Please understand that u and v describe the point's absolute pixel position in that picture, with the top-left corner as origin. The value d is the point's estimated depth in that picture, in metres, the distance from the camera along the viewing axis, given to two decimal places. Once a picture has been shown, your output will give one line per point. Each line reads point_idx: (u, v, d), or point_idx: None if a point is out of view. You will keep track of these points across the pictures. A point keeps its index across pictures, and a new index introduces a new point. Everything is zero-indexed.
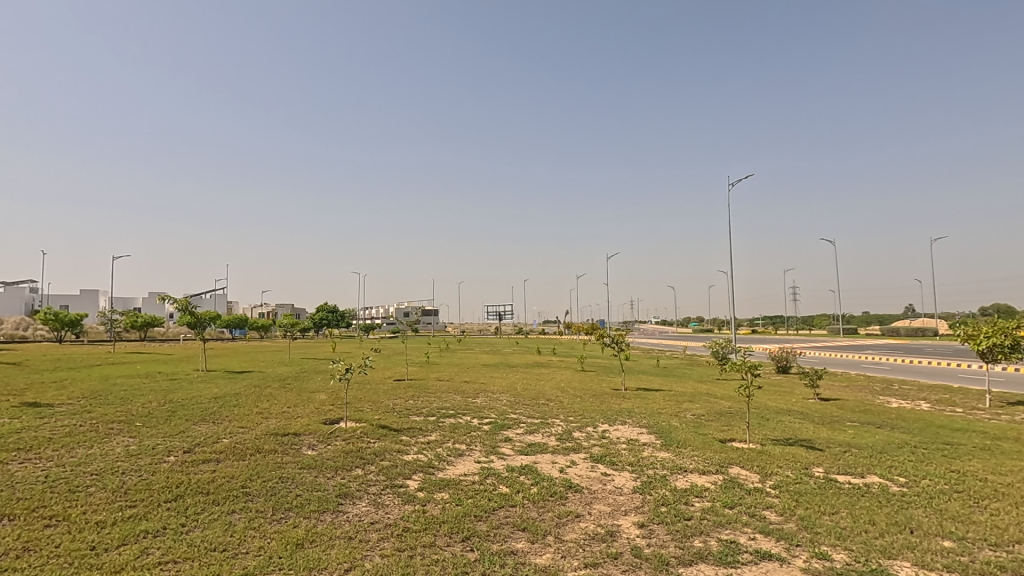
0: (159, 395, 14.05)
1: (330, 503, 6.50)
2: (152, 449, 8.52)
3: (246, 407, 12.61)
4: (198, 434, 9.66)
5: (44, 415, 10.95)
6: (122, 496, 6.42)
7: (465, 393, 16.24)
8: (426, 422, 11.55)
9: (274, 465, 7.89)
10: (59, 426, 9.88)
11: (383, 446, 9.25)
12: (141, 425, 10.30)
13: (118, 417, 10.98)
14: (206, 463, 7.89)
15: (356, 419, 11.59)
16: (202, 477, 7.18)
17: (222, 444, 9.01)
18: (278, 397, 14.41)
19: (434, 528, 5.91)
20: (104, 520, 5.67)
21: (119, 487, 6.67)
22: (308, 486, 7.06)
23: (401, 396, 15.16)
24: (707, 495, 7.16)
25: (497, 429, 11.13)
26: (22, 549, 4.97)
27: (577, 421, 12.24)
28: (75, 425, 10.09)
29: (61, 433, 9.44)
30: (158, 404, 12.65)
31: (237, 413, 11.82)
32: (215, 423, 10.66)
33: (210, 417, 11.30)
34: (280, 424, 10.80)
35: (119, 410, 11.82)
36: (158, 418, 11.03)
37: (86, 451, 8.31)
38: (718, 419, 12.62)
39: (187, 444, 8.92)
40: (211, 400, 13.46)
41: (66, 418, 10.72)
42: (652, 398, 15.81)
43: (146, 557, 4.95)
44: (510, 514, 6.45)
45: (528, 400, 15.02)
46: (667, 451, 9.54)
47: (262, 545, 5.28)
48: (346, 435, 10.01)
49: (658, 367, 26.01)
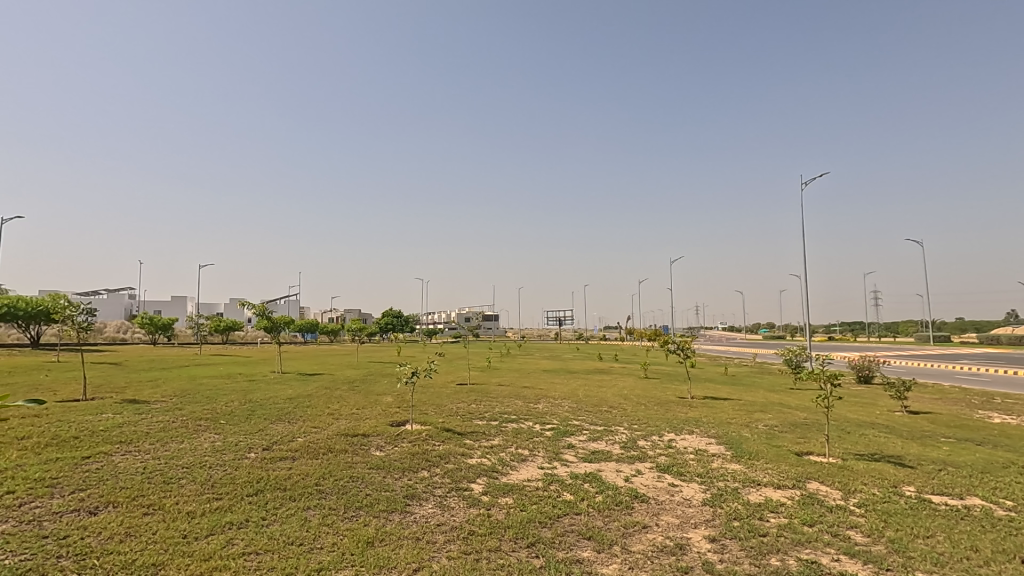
0: (241, 395, 14.99)
1: (398, 504, 6.67)
2: (235, 445, 9.08)
3: (318, 408, 13.23)
4: (275, 433, 10.20)
5: (142, 411, 11.94)
6: (209, 488, 6.87)
7: (527, 397, 16.31)
8: (489, 426, 11.65)
9: (345, 464, 8.21)
10: (154, 422, 10.73)
11: (448, 449, 9.42)
12: (225, 422, 11.01)
13: (205, 415, 11.80)
14: (283, 460, 8.30)
15: (421, 422, 11.87)
16: (280, 474, 7.58)
17: (298, 442, 9.47)
18: (348, 399, 15.01)
19: (499, 532, 5.93)
20: (194, 511, 6.08)
21: (206, 481, 7.15)
22: (377, 486, 7.30)
23: (463, 400, 15.34)
24: (784, 511, 6.77)
25: (559, 435, 11.03)
26: (124, 534, 5.40)
27: (642, 429, 11.94)
28: (168, 421, 10.92)
29: (156, 428, 10.25)
30: (239, 403, 13.48)
31: (311, 413, 12.40)
32: (290, 423, 11.22)
33: (286, 417, 11.88)
34: (350, 424, 11.23)
35: (205, 408, 12.67)
36: (240, 417, 11.75)
37: (178, 445, 8.97)
38: (793, 430, 11.95)
39: (265, 442, 9.44)
40: (287, 401, 14.18)
41: (160, 415, 11.63)
42: (720, 407, 15.21)
43: (231, 547, 5.25)
44: (575, 522, 6.37)
45: (591, 407, 14.84)
46: (738, 463, 9.12)
47: (335, 541, 5.49)
48: (413, 437, 10.27)
49: (727, 376, 24.82)
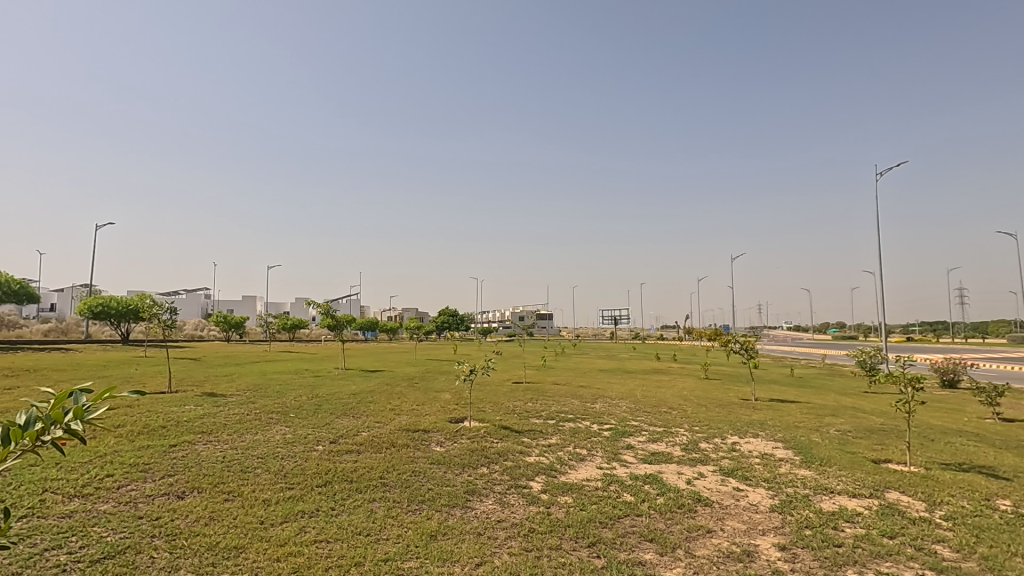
0: (308, 390, 15.69)
1: (459, 499, 6.80)
2: (304, 438, 9.52)
3: (380, 403, 13.66)
4: (341, 427, 10.62)
5: (220, 404, 12.73)
6: (282, 478, 7.24)
7: (583, 397, 16.20)
8: (546, 425, 11.65)
9: (408, 459, 8.45)
10: (231, 414, 11.42)
11: (506, 447, 9.50)
12: (294, 416, 11.57)
13: (277, 409, 12.44)
14: (349, 453, 8.63)
15: (479, 419, 12.04)
16: (346, 466, 7.89)
17: (362, 436, 9.82)
18: (408, 395, 15.41)
19: (559, 531, 5.93)
20: (269, 498, 6.43)
21: (279, 471, 7.54)
22: (438, 481, 7.46)
23: (518, 398, 15.42)
24: (860, 521, 6.40)
25: (617, 436, 10.90)
26: (208, 518, 5.78)
27: (703, 431, 11.61)
28: (243, 413, 11.59)
29: (233, 420, 10.90)
30: (306, 398, 14.12)
31: (373, 409, 12.82)
32: (354, 417, 11.65)
33: (350, 412, 12.35)
34: (410, 420, 11.54)
35: (276, 402, 13.36)
36: (308, 411, 12.31)
37: (253, 436, 9.51)
38: (868, 436, 11.28)
39: (332, 435, 9.84)
40: (350, 396, 14.72)
41: (236, 407, 12.36)
42: (787, 410, 14.56)
43: (304, 534, 5.51)
44: (636, 523, 6.28)
45: (649, 408, 14.56)
46: (808, 468, 8.70)
47: (400, 533, 5.66)
48: (471, 434, 10.43)
49: (793, 377, 23.68)
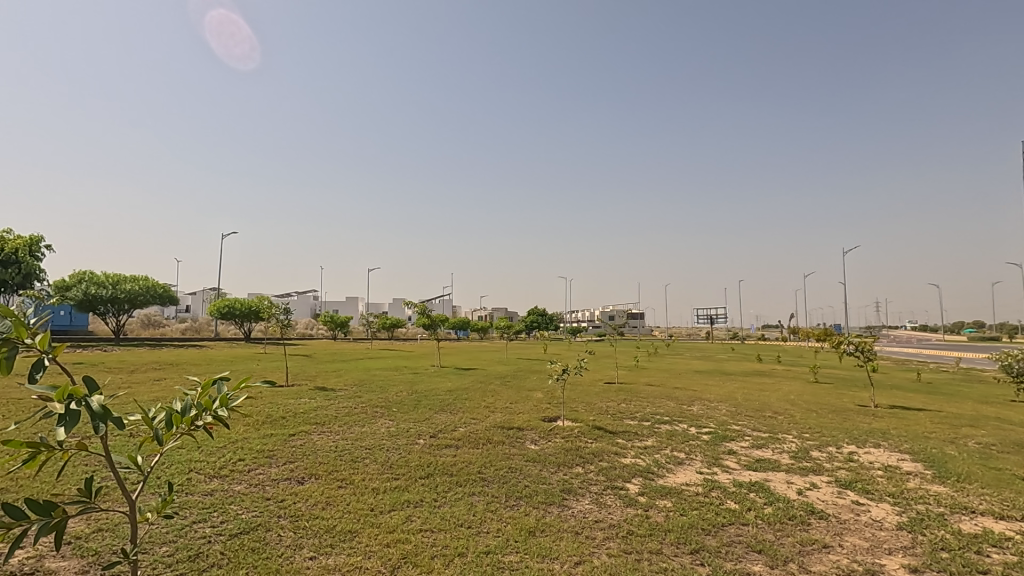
0: (408, 386, 16.50)
1: (556, 497, 6.84)
2: (406, 431, 10.03)
3: (475, 400, 14.06)
4: (440, 422, 11.06)
5: (330, 398, 13.73)
6: (388, 469, 7.69)
7: (679, 399, 15.64)
8: (641, 427, 11.39)
9: (504, 455, 8.63)
10: (341, 407, 12.29)
11: (601, 447, 9.41)
12: (397, 410, 12.22)
13: (381, 403, 13.20)
14: (448, 448, 8.98)
15: (572, 418, 12.02)
16: (446, 460, 8.21)
17: (459, 432, 10.16)
18: (501, 393, 15.72)
19: (660, 535, 5.79)
20: (378, 487, 6.85)
21: (386, 461, 8.00)
22: (535, 478, 7.55)
23: (612, 399, 15.19)
24: (1011, 548, 5.64)
25: (718, 440, 10.41)
26: (325, 502, 6.26)
27: (815, 438, 10.79)
28: (351, 407, 12.43)
29: (343, 412, 11.73)
30: (406, 394, 14.85)
31: (469, 405, 13.23)
32: (451, 413, 12.08)
33: (447, 408, 12.82)
34: (505, 418, 11.77)
35: (380, 397, 14.17)
36: (408, 406, 12.95)
37: (361, 428, 10.17)
38: (1017, 451, 9.89)
39: (432, 430, 10.28)
40: (447, 393, 15.29)
41: (345, 401, 13.28)
42: (914, 419, 13.14)
43: (411, 522, 5.82)
44: (742, 533, 5.98)
45: (752, 412, 13.76)
46: (942, 485, 7.79)
47: (500, 527, 5.79)
48: (565, 433, 10.44)
49: (921, 383, 21.29)
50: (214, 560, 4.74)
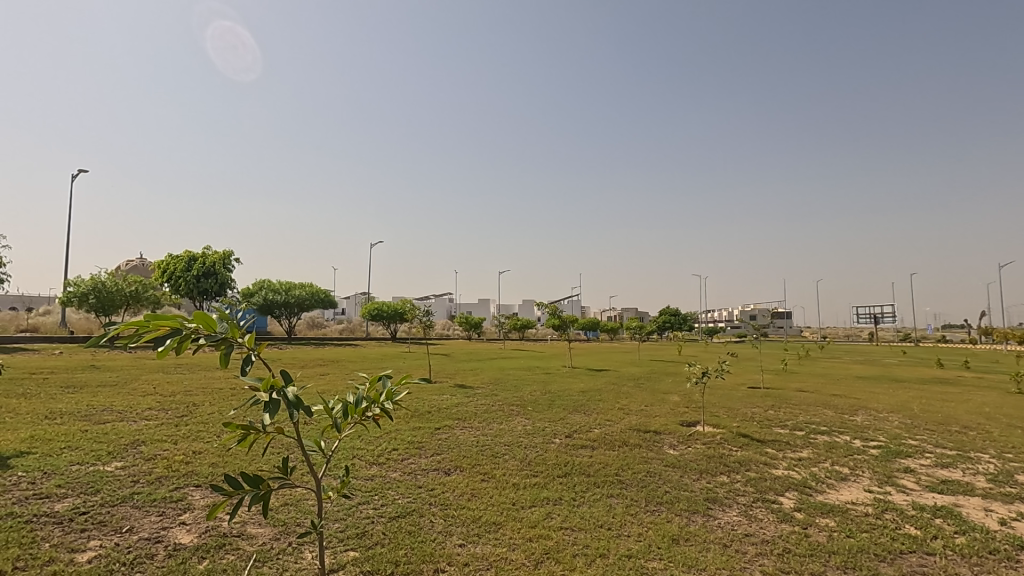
0: (541, 386, 16.82)
1: (700, 505, 6.53)
2: (543, 430, 10.22)
3: (609, 402, 13.92)
4: (574, 422, 11.13)
5: (470, 395, 14.47)
6: (527, 465, 7.91)
7: (839, 407, 14.06)
8: (793, 436, 10.44)
9: (642, 459, 8.43)
10: (480, 404, 12.89)
11: (748, 456, 8.79)
12: (532, 409, 12.51)
13: (516, 401, 13.61)
14: (584, 448, 9.00)
15: (713, 424, 11.39)
16: (583, 460, 8.23)
17: (595, 433, 10.12)
18: (635, 395, 15.35)
19: (822, 557, 5.27)
20: (518, 483, 7.08)
21: (524, 458, 8.24)
22: (676, 484, 7.28)
23: (758, 405, 14.09)
24: None
25: (890, 456, 9.18)
26: (471, 494, 6.62)
27: (1021, 460, 9.03)
28: (490, 404, 12.97)
29: (482, 409, 12.30)
30: (540, 393, 15.14)
31: (603, 407, 13.13)
32: (586, 414, 12.08)
33: (581, 408, 12.83)
34: (641, 420, 11.48)
35: (515, 396, 14.61)
36: (543, 405, 13.20)
37: (499, 425, 10.58)
38: None
39: (567, 429, 10.37)
40: (580, 393, 15.32)
41: (483, 398, 13.91)
42: None
43: (551, 519, 5.93)
44: (926, 563, 5.22)
45: (934, 425, 11.92)
46: None
47: (641, 532, 5.68)
48: (706, 439, 9.92)
49: None
50: (378, 538, 5.24)
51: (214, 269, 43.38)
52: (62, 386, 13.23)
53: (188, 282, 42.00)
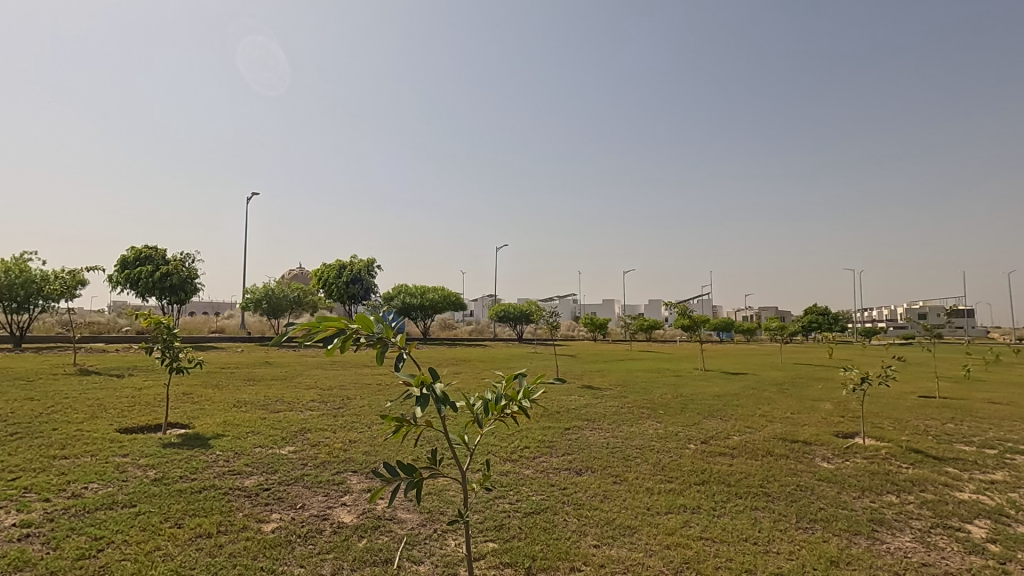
0: (672, 389, 16.17)
1: (862, 526, 5.85)
2: (676, 435, 9.82)
3: (748, 408, 12.97)
4: (710, 428, 10.54)
5: (598, 396, 14.34)
6: (661, 470, 7.66)
7: None
8: (981, 455, 8.92)
9: (790, 471, 7.75)
10: (609, 406, 12.73)
11: (921, 475, 7.68)
12: (664, 413, 12.07)
13: (646, 404, 13.23)
14: (722, 456, 8.49)
15: (875, 437, 10.11)
16: (722, 469, 7.77)
17: (734, 440, 9.51)
18: (779, 402, 14.13)
19: None
20: (653, 488, 6.88)
21: (658, 463, 7.99)
22: (832, 501, 6.59)
23: (933, 417, 12.22)
24: None
25: None
26: (603, 496, 6.57)
27: None
28: (618, 406, 12.75)
29: (611, 411, 12.13)
30: (672, 396, 14.55)
31: (742, 413, 12.27)
32: (723, 420, 11.38)
33: (718, 414, 12.11)
34: (786, 429, 10.55)
35: (645, 398, 14.21)
36: (675, 409, 12.67)
37: (629, 428, 10.37)
38: None
39: (703, 435, 9.86)
40: (715, 398, 14.47)
41: (611, 400, 13.72)
42: None
43: (689, 528, 5.68)
44: None
45: None
46: None
47: (793, 550, 5.23)
48: (867, 453, 8.85)
49: None
50: (515, 532, 5.41)
51: (359, 275, 47.66)
52: (245, 379, 15.47)
53: (338, 288, 46.76)
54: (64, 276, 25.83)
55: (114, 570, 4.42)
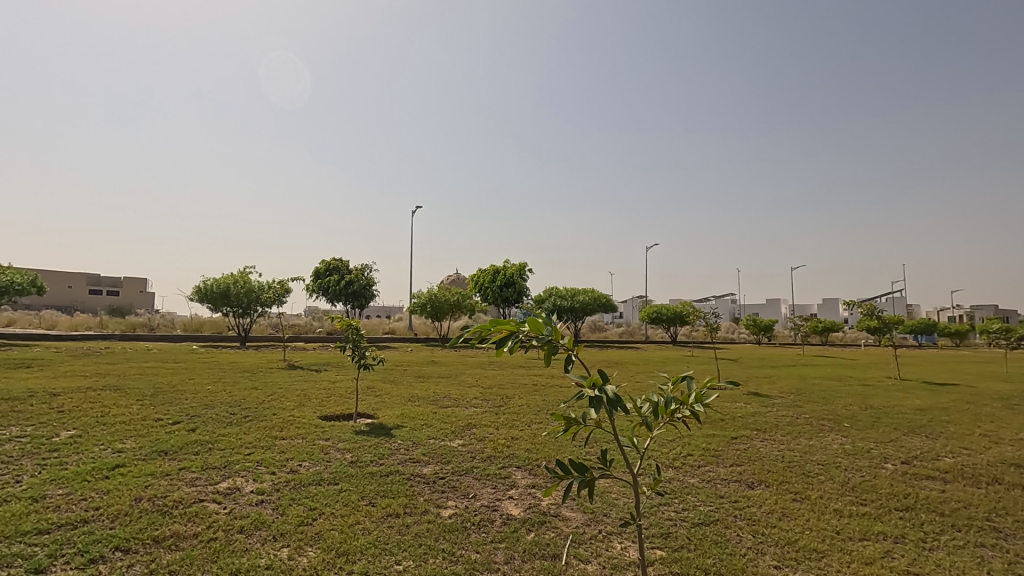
0: (859, 399, 14.23)
1: None
2: (868, 452, 8.63)
3: (963, 425, 10.93)
4: (912, 446, 9.09)
5: (768, 404, 13.18)
6: (851, 491, 6.80)
7: None
8: None
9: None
10: (781, 416, 11.64)
11: None
12: (850, 426, 10.69)
13: (828, 416, 11.83)
14: (931, 480, 7.27)
15: None
16: (933, 495, 6.65)
17: (945, 463, 8.08)
18: (1006, 420, 11.67)
19: None
20: (842, 510, 6.14)
21: (847, 482, 7.11)
22: None
23: None
24: None
25: None
26: (781, 513, 6.03)
27: None
28: (793, 416, 11.59)
29: (785, 421, 11.07)
30: (859, 408, 12.82)
31: (955, 431, 10.37)
32: (929, 438, 9.73)
33: (922, 430, 10.38)
34: (1020, 453, 8.68)
35: (826, 409, 12.72)
36: (865, 422, 11.15)
37: (808, 441, 9.37)
38: None
39: (903, 454, 8.53)
40: (917, 412, 12.43)
41: (784, 409, 12.52)
42: None
43: (892, 559, 4.97)
44: None
45: None
46: None
47: None
48: None
49: None
50: (683, 542, 5.22)
51: (512, 279, 49.65)
52: (416, 376, 17.03)
53: (493, 292, 49.25)
54: (274, 285, 30.87)
55: (326, 537, 5.18)
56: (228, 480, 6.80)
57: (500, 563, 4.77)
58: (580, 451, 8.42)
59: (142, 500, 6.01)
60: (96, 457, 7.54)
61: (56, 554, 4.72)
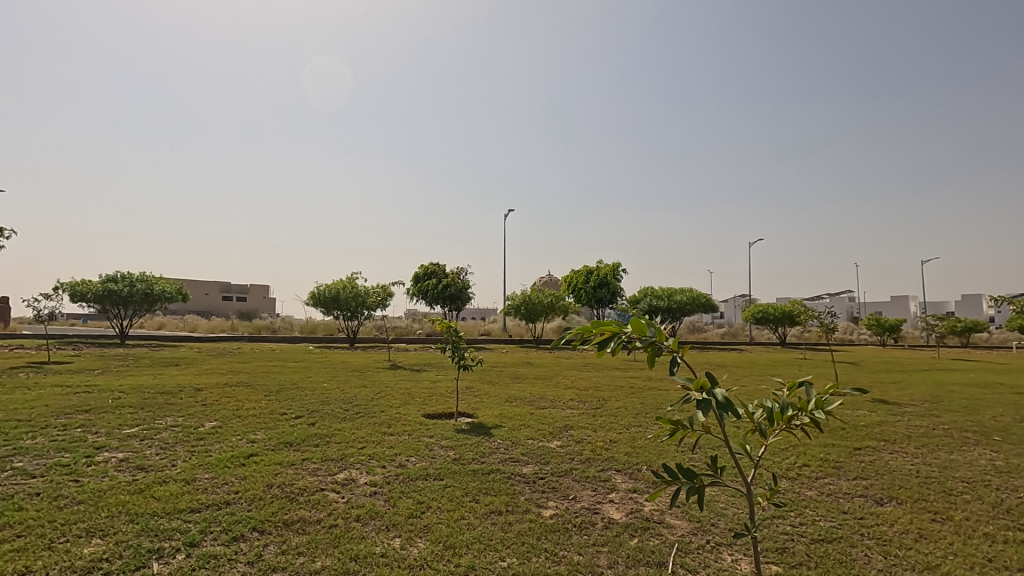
0: (1013, 410, 12.42)
1: None
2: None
3: None
4: None
5: (896, 413, 11.90)
6: (1006, 514, 5.96)
7: None
8: None
9: None
10: (914, 426, 10.46)
11: None
12: (1002, 440, 9.37)
13: (972, 427, 10.45)
14: None
15: None
16: None
17: None
18: None
19: None
20: (994, 534, 5.40)
21: (999, 504, 6.24)
22: None
23: None
24: None
25: None
26: (917, 534, 5.44)
27: None
28: (929, 427, 10.37)
29: (918, 432, 9.93)
30: (1013, 420, 11.19)
31: None
32: None
33: None
34: None
35: (969, 420, 11.24)
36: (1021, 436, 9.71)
37: (949, 455, 8.34)
38: None
39: None
40: None
41: (917, 418, 11.24)
42: None
43: None
44: None
45: None
46: None
47: None
48: None
49: None
50: (802, 559, 4.86)
51: (605, 279, 48.98)
52: (513, 377, 17.30)
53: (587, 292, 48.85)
54: (378, 289, 32.80)
55: (434, 530, 5.42)
56: (345, 471, 7.33)
57: (604, 566, 4.73)
58: (684, 456, 8.12)
59: (273, 486, 6.65)
60: (234, 446, 8.46)
61: (206, 531, 5.36)
